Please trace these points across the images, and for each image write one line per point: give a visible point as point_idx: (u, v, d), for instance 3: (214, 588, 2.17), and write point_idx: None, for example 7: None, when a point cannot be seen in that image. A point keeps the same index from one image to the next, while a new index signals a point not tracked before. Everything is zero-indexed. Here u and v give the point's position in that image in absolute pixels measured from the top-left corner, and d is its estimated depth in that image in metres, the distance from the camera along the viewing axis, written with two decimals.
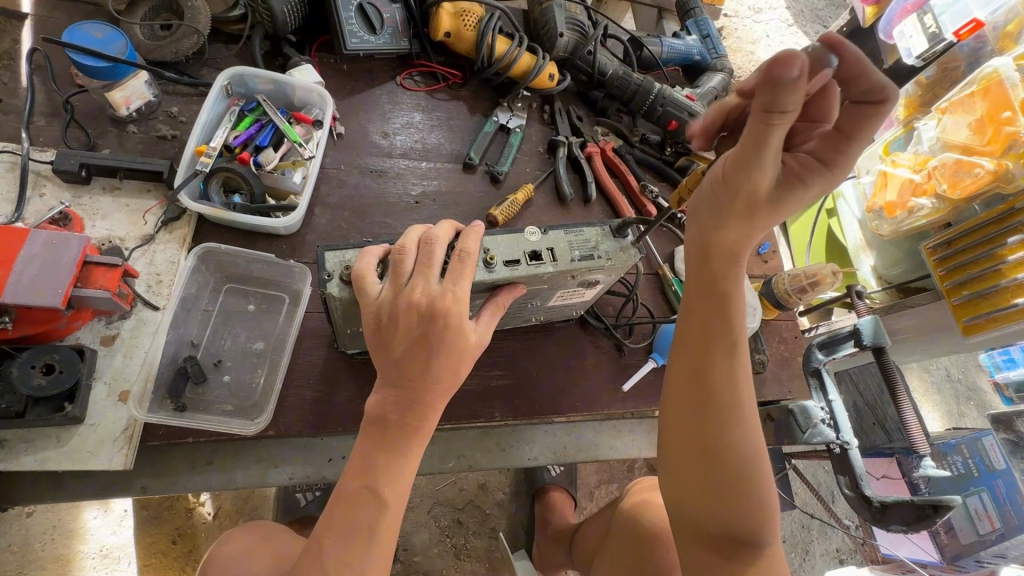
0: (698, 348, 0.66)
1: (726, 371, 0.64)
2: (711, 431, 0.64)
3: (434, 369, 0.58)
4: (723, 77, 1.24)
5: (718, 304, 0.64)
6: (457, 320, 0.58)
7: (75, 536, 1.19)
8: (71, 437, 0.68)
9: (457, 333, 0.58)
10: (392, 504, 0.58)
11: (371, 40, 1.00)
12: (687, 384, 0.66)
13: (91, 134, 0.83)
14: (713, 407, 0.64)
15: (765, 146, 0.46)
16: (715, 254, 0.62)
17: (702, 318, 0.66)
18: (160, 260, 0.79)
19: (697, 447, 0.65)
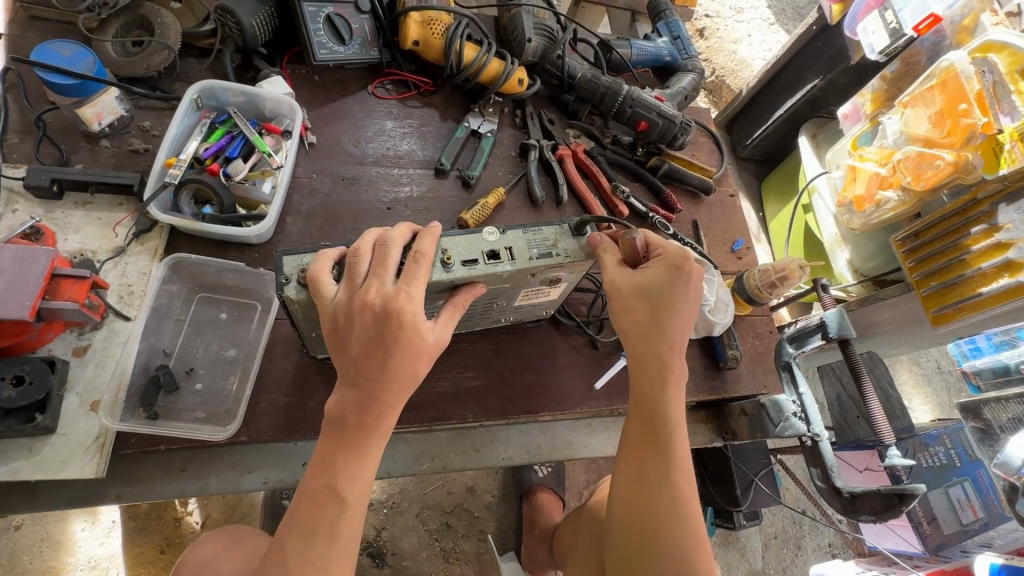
0: (646, 417, 0.71)
1: (666, 442, 0.69)
2: (652, 499, 0.67)
3: (392, 366, 0.60)
4: (694, 77, 1.25)
5: (656, 380, 0.71)
6: (412, 318, 0.60)
7: (63, 548, 1.20)
8: (43, 447, 0.69)
9: (414, 332, 0.60)
10: (351, 504, 0.59)
11: (341, 51, 1.02)
12: (631, 450, 0.71)
13: (63, 150, 0.85)
14: (652, 475, 0.68)
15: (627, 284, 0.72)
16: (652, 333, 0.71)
17: (648, 389, 0.71)
18: (133, 271, 0.81)
19: (638, 515, 0.67)
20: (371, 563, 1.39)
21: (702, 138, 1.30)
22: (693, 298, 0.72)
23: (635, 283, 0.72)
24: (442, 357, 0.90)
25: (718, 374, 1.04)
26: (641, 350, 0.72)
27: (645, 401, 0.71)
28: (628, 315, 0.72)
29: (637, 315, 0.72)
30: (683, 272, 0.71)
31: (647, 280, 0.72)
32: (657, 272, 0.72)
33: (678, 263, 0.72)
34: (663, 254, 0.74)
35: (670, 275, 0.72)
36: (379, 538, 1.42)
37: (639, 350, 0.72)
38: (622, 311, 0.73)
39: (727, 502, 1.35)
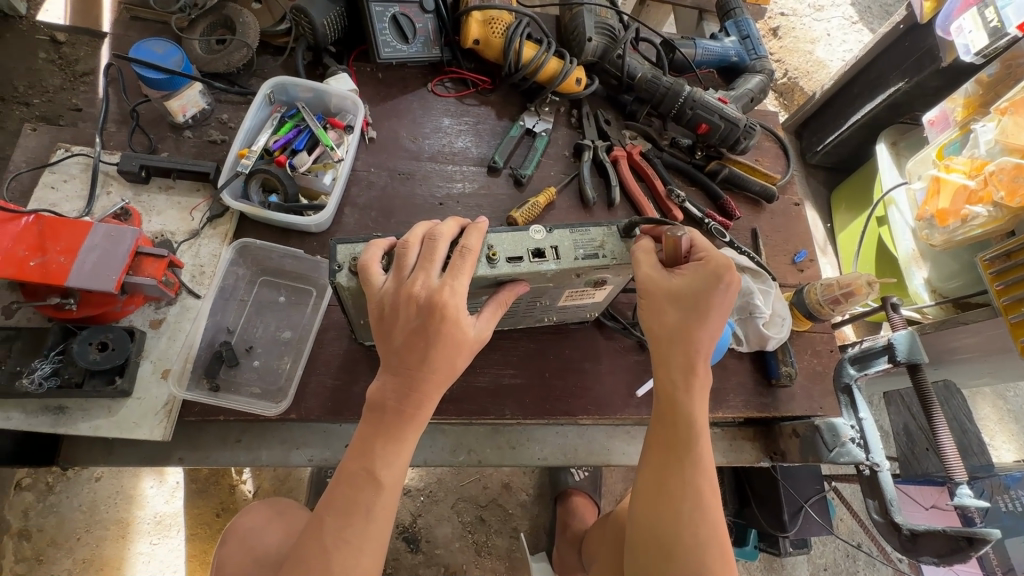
0: (669, 422, 0.69)
1: (688, 450, 0.67)
2: (672, 506, 0.65)
3: (435, 356, 0.61)
4: (762, 79, 1.19)
5: (682, 385, 0.69)
6: (455, 312, 0.61)
7: (134, 502, 1.31)
8: (120, 408, 0.76)
9: (457, 324, 0.61)
10: (384, 490, 0.61)
11: (404, 49, 1.05)
12: (652, 457, 0.69)
13: (152, 139, 0.93)
14: (674, 483, 0.66)
15: (665, 289, 0.69)
16: (677, 340, 0.69)
17: (671, 394, 0.69)
18: (204, 253, 0.87)
19: (660, 524, 0.65)
20: (406, 547, 1.43)
21: (767, 142, 1.23)
22: (727, 310, 0.69)
23: (668, 289, 0.69)
24: (484, 352, 0.91)
25: (769, 391, 0.99)
26: (666, 355, 0.70)
27: (668, 406, 0.69)
28: (660, 318, 0.70)
29: (666, 319, 0.70)
30: (723, 286, 0.68)
31: (683, 285, 0.69)
32: (694, 277, 0.69)
33: (718, 270, 0.68)
34: (705, 258, 0.70)
35: (710, 283, 0.68)
36: (415, 524, 1.46)
37: (664, 352, 0.70)
38: (654, 315, 0.70)
39: (773, 526, 1.29)
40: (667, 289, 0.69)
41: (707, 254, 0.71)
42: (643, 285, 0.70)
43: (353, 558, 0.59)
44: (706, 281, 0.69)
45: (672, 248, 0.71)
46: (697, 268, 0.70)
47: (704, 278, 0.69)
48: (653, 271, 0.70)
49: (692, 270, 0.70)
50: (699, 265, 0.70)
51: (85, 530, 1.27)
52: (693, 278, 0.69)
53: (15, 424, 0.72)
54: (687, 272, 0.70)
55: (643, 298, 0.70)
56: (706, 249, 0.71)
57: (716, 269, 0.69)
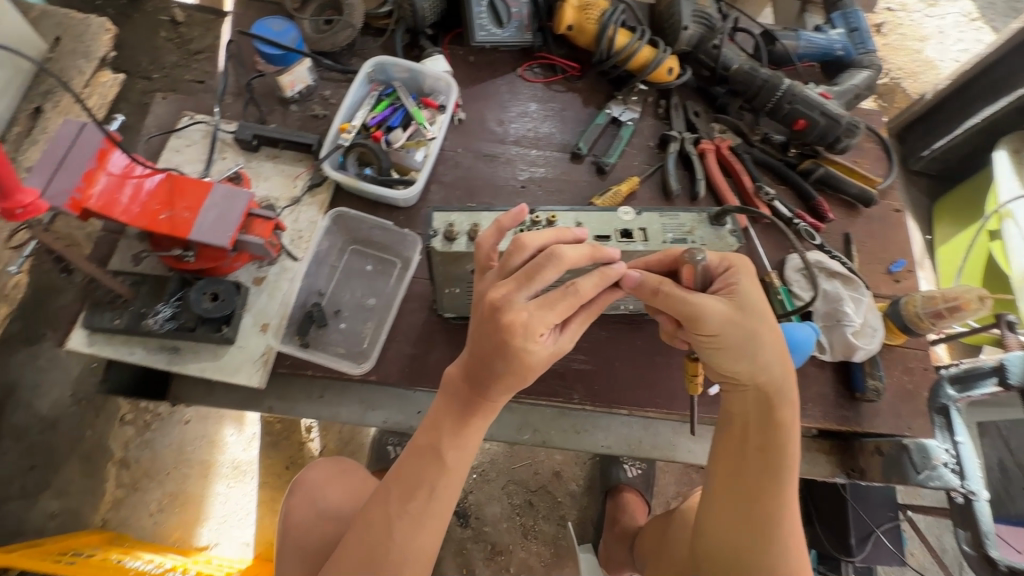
0: (767, 451, 0.67)
1: (774, 511, 0.66)
2: (764, 531, 0.66)
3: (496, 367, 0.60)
4: (869, 74, 1.12)
5: (771, 441, 0.67)
6: (519, 342, 0.58)
7: (214, 446, 1.43)
8: (224, 354, 0.83)
9: (533, 353, 0.59)
10: (447, 469, 0.65)
11: (497, 33, 1.07)
12: (747, 482, 0.68)
13: (263, 111, 1.00)
14: (767, 511, 0.66)
15: (737, 313, 0.65)
16: (780, 367, 0.67)
17: (768, 425, 0.67)
18: (303, 219, 0.93)
19: (751, 546, 0.67)
20: (455, 521, 1.48)
21: (868, 144, 1.16)
22: None
23: (725, 310, 0.64)
24: None
25: (851, 404, 0.93)
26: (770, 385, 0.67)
27: (756, 463, 0.68)
28: (731, 352, 0.66)
29: (750, 363, 0.66)
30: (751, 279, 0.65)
31: (740, 300, 0.65)
32: (746, 287, 0.66)
33: (749, 270, 0.67)
34: (727, 266, 0.67)
35: (752, 287, 0.66)
36: (465, 500, 1.50)
37: (750, 403, 0.69)
38: (743, 343, 0.65)
39: (837, 549, 1.22)
40: (736, 309, 0.65)
41: (724, 263, 0.67)
42: (717, 320, 0.64)
43: (415, 531, 0.64)
44: (749, 283, 0.66)
45: (688, 271, 0.65)
46: (733, 278, 0.66)
47: (746, 283, 0.66)
48: (708, 303, 0.64)
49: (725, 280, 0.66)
50: (733, 274, 0.66)
51: (174, 466, 1.40)
52: (743, 290, 0.65)
53: (139, 358, 0.81)
54: (734, 287, 0.66)
55: (722, 333, 0.64)
56: (722, 259, 0.67)
57: (744, 270, 0.67)
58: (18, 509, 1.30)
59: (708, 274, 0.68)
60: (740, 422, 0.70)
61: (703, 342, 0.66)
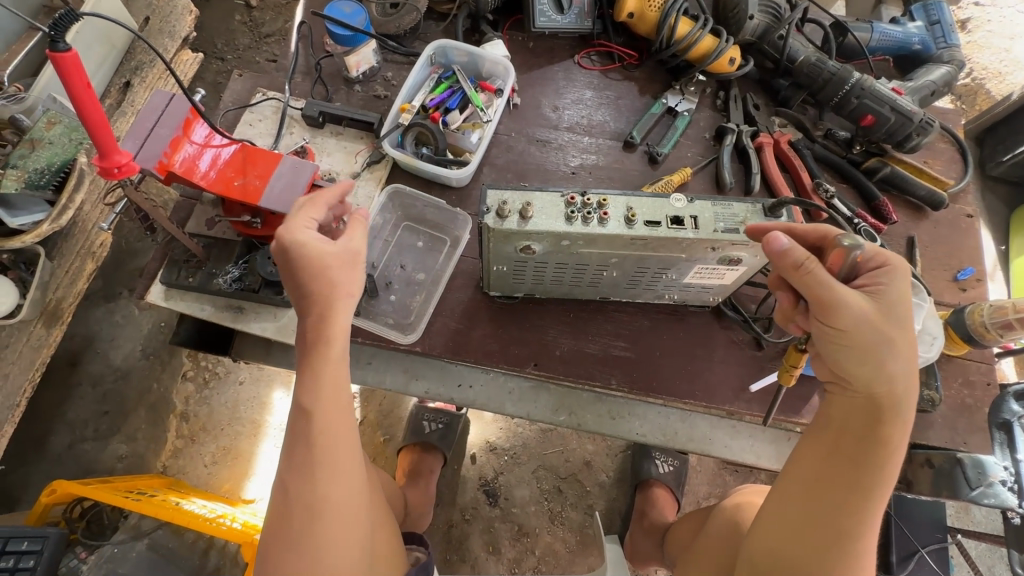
0: (854, 466, 0.60)
1: (851, 534, 0.60)
2: (827, 546, 0.61)
3: (295, 275, 0.65)
4: (948, 70, 1.06)
5: (868, 459, 0.60)
6: (294, 239, 0.65)
7: (265, 407, 1.52)
8: (284, 317, 0.89)
9: (294, 239, 0.64)
10: (314, 415, 0.65)
11: (557, 19, 1.09)
12: (824, 492, 0.61)
13: (330, 90, 1.05)
14: (838, 528, 0.60)
15: (874, 308, 0.60)
16: (895, 384, 0.60)
17: (863, 438, 0.61)
18: (362, 195, 0.98)
19: (809, 556, 0.61)
20: (484, 499, 1.52)
21: (942, 143, 1.10)
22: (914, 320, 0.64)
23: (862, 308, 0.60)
24: (596, 321, 0.93)
25: None
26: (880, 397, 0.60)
27: (846, 480, 0.61)
28: (855, 354, 0.61)
29: (873, 369, 0.60)
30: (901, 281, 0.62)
31: (884, 301, 0.60)
32: (895, 287, 0.61)
33: (906, 274, 0.62)
34: (882, 264, 0.63)
35: (902, 291, 0.61)
36: (496, 480, 1.54)
37: (854, 412, 0.62)
38: (867, 344, 0.60)
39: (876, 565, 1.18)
40: (876, 306, 0.60)
41: (881, 259, 0.63)
42: (848, 310, 0.60)
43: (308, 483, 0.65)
44: (902, 284, 0.61)
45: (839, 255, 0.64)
46: (883, 273, 0.62)
47: (897, 283, 0.61)
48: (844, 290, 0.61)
49: (876, 273, 0.62)
50: (887, 270, 0.62)
51: (228, 422, 1.50)
52: (892, 289, 0.61)
53: (208, 314, 0.88)
54: (882, 284, 0.61)
55: (846, 324, 0.60)
56: (881, 254, 0.63)
57: (902, 270, 0.62)
58: (90, 450, 1.42)
59: (856, 273, 0.66)
60: (835, 429, 0.63)
61: (825, 330, 0.63)
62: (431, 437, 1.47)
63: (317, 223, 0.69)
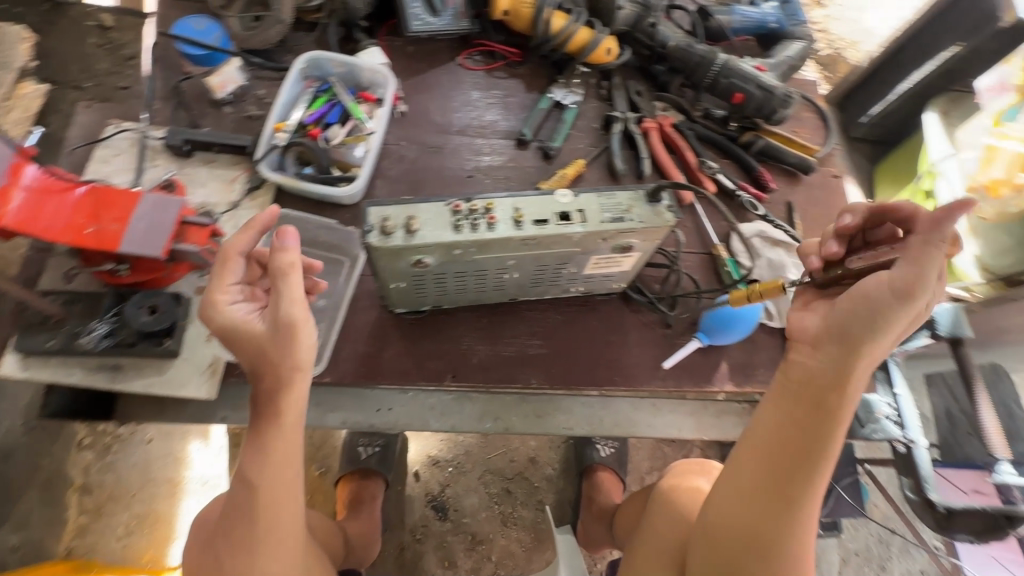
0: (807, 433, 0.62)
1: (802, 496, 0.63)
2: (780, 509, 0.63)
3: (235, 352, 0.67)
4: (803, 46, 1.14)
5: (821, 425, 0.61)
6: (223, 318, 0.66)
7: (181, 462, 1.40)
8: (170, 368, 0.81)
9: (215, 322, 0.66)
10: (259, 488, 0.67)
11: (433, 22, 1.06)
12: (778, 459, 0.63)
13: (195, 114, 0.97)
14: (792, 491, 0.63)
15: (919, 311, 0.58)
16: (853, 356, 0.59)
17: (818, 406, 0.61)
18: (244, 224, 0.91)
19: (761, 520, 0.64)
20: (434, 515, 1.49)
21: (806, 113, 1.19)
22: None
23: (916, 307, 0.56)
24: (510, 323, 0.92)
25: None
26: (836, 369, 0.60)
27: (800, 445, 0.62)
28: (864, 328, 0.58)
29: (863, 348, 0.58)
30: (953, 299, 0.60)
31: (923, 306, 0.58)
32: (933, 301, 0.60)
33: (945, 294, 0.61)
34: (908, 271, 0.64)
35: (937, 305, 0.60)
36: (443, 493, 1.51)
37: (819, 382, 0.61)
38: (868, 328, 0.57)
39: None
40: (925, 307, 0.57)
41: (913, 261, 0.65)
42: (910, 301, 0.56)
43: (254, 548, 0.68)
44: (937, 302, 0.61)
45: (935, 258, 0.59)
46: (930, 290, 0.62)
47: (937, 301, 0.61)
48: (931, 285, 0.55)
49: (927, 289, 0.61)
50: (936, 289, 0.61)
51: (140, 486, 1.36)
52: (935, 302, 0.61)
53: (78, 380, 0.78)
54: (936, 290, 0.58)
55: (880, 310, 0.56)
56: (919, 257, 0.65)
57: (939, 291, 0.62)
58: None
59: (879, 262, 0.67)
60: (795, 399, 0.63)
61: (848, 302, 0.59)
62: (369, 463, 1.41)
63: (239, 288, 0.69)
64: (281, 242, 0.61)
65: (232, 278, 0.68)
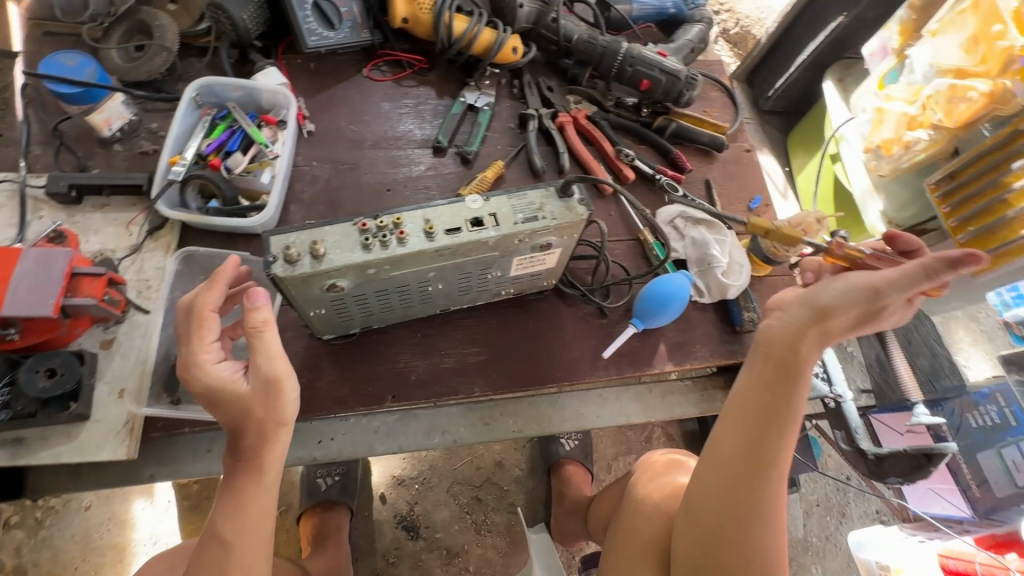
0: (773, 392, 0.61)
1: (776, 456, 0.61)
2: (754, 473, 0.61)
3: (217, 411, 0.65)
4: (701, 28, 1.17)
5: (788, 382, 0.60)
6: (208, 381, 0.64)
7: (126, 524, 1.31)
8: (81, 433, 0.75)
9: (198, 383, 0.63)
10: (235, 546, 0.63)
11: (330, 36, 1.02)
12: (747, 420, 0.61)
13: (81, 157, 0.90)
14: (763, 454, 0.61)
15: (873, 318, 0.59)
16: (816, 320, 0.59)
17: (781, 363, 0.60)
18: (149, 267, 0.86)
19: (738, 486, 0.61)
20: (405, 536, 1.45)
21: (714, 92, 1.23)
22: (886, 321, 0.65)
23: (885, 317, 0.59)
24: (446, 334, 0.91)
25: (734, 338, 1.00)
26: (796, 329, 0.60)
27: (767, 405, 0.61)
28: (839, 298, 0.58)
29: (825, 319, 0.59)
30: (907, 312, 0.63)
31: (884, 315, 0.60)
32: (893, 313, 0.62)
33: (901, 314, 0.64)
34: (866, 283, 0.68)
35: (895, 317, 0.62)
36: (412, 512, 1.48)
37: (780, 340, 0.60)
38: (833, 300, 0.58)
39: None
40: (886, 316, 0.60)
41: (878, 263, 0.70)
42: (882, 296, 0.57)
43: None
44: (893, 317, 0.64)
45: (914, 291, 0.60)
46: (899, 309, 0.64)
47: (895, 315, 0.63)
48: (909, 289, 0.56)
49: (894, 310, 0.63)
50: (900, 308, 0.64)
51: (81, 558, 1.26)
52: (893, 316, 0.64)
53: None
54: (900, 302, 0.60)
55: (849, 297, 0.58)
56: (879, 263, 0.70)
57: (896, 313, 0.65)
58: None
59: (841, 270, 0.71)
60: (761, 362, 0.62)
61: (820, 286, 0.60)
62: (330, 494, 1.36)
63: (217, 345, 0.66)
64: (252, 299, 0.63)
65: (211, 337, 0.65)
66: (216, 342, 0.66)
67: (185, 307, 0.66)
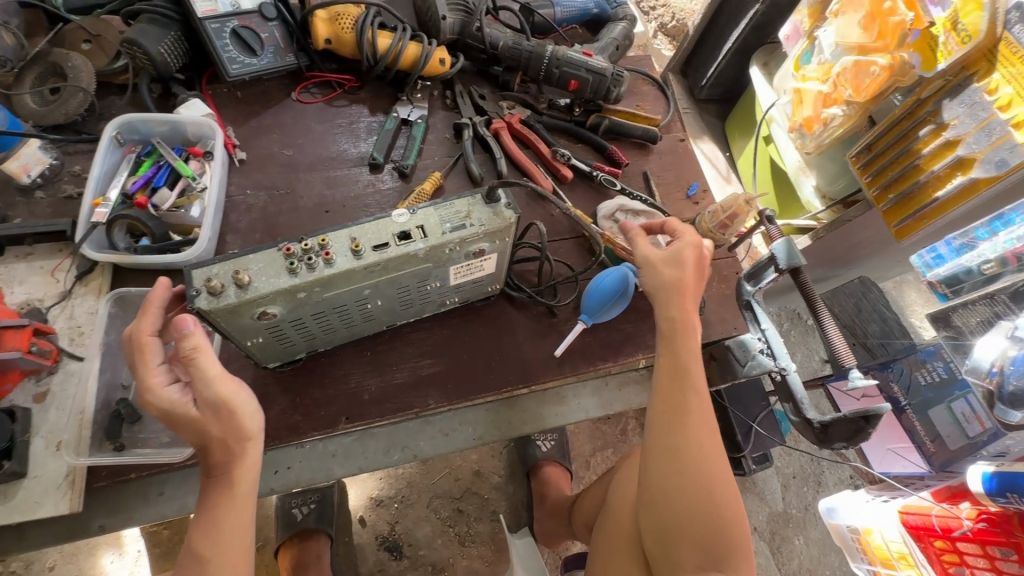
0: (672, 349, 0.73)
1: (691, 403, 0.71)
2: (679, 421, 0.70)
3: (178, 431, 0.62)
4: (625, 25, 1.20)
5: (679, 340, 0.74)
6: (160, 403, 0.60)
7: None
8: (19, 491, 0.73)
9: (154, 408, 0.60)
10: (212, 561, 0.61)
11: (254, 63, 1.01)
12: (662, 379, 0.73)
13: (0, 207, 0.87)
14: (681, 402, 0.71)
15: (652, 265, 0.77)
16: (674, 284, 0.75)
17: (670, 325, 0.74)
18: (80, 313, 0.84)
19: (671, 437, 0.69)
20: (389, 557, 1.43)
21: (644, 87, 1.26)
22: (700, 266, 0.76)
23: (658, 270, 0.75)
24: (396, 349, 0.91)
25: None
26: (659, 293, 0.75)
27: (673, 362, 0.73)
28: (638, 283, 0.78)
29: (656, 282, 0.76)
30: (689, 244, 0.76)
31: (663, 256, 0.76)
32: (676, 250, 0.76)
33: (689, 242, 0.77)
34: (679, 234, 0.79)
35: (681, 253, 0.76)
36: (394, 532, 1.46)
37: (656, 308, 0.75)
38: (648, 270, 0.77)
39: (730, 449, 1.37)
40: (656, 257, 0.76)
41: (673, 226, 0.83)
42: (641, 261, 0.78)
43: None
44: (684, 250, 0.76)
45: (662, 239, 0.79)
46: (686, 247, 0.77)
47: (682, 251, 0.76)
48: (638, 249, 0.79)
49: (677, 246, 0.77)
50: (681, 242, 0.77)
51: None
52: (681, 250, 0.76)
53: None
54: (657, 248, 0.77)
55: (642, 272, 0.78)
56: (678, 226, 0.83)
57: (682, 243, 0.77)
58: None
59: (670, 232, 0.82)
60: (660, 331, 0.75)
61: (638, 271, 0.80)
62: (307, 523, 1.33)
63: (165, 367, 0.63)
64: (181, 326, 0.60)
65: (155, 360, 0.62)
66: (163, 365, 0.63)
67: (126, 337, 0.63)
